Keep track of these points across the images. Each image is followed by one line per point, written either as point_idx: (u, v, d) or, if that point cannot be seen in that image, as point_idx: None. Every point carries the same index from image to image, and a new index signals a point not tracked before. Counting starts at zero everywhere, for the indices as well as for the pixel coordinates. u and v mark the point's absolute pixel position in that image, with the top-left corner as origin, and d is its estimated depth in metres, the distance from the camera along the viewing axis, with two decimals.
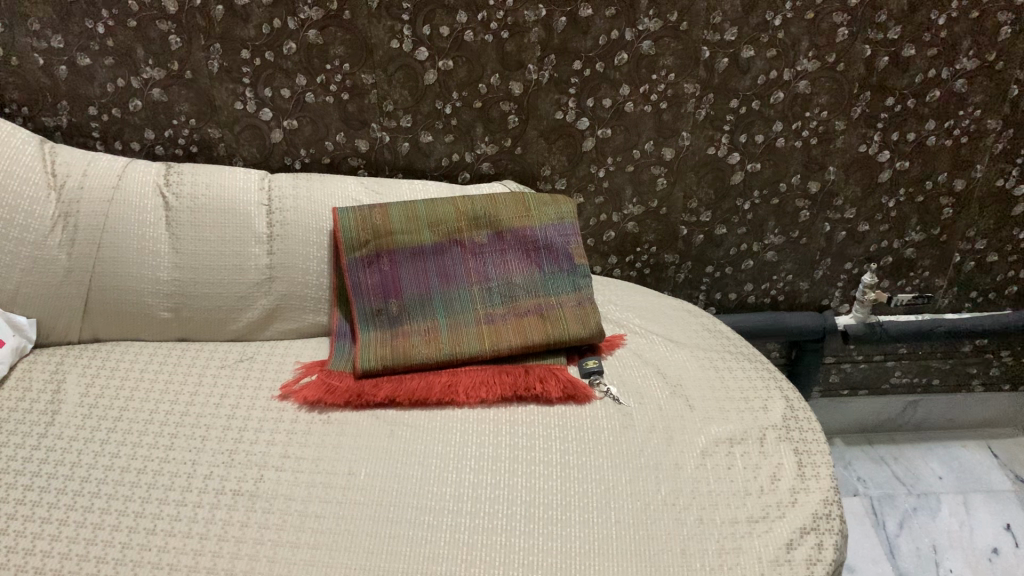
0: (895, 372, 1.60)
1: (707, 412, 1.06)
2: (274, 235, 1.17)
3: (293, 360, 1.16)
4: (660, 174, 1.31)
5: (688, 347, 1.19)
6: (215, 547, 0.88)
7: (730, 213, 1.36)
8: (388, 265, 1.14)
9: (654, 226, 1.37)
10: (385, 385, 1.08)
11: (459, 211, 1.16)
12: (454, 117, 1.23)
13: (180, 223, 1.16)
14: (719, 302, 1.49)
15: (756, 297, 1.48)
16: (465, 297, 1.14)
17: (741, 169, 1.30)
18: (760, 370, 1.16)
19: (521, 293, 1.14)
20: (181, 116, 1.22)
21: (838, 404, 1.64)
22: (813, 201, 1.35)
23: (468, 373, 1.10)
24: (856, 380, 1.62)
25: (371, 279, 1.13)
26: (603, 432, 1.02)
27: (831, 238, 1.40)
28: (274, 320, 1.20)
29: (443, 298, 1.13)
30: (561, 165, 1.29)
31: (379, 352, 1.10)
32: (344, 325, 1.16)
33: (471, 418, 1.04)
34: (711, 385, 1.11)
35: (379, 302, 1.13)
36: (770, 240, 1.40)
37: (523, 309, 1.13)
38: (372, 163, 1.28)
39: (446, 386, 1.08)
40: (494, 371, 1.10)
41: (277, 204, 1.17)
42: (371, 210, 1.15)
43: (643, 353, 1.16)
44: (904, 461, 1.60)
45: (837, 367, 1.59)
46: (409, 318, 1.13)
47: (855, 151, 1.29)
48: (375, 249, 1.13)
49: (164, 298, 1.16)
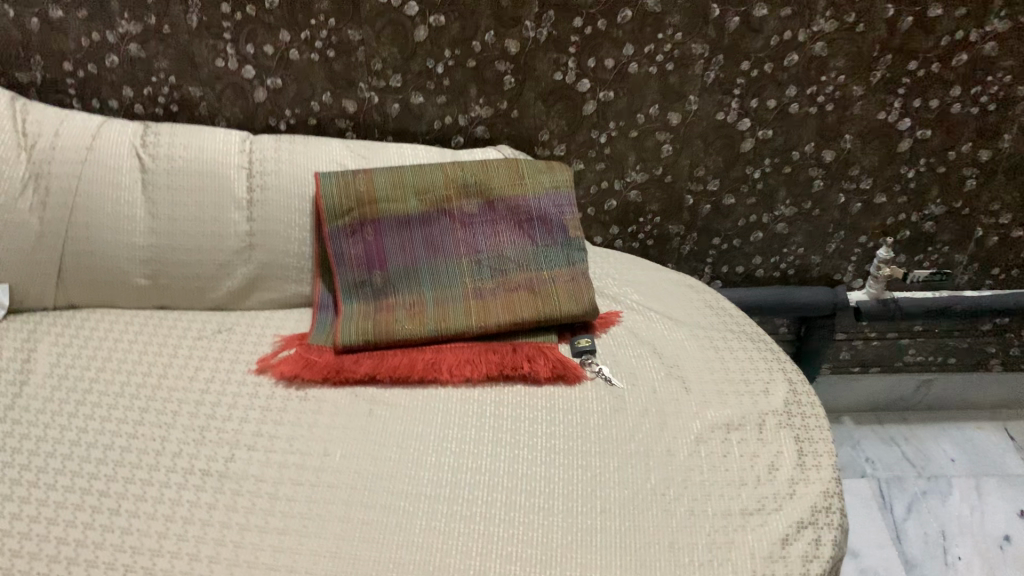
0: (909, 350, 1.50)
1: (704, 398, 1.01)
2: (254, 200, 1.11)
3: (273, 332, 1.10)
4: (665, 140, 1.24)
5: (688, 325, 1.12)
6: (180, 530, 0.84)
7: (739, 182, 1.29)
8: (372, 236, 1.07)
9: (659, 195, 1.30)
10: (366, 361, 1.02)
11: (447, 178, 1.09)
12: (446, 77, 1.16)
13: (156, 186, 1.11)
14: (726, 275, 1.41)
15: (765, 271, 1.40)
16: (453, 270, 1.08)
17: (751, 136, 1.23)
18: (764, 352, 1.10)
19: (512, 267, 1.08)
20: (160, 73, 1.16)
21: (849, 383, 1.55)
22: (827, 170, 1.27)
23: (452, 350, 1.04)
24: (869, 358, 1.51)
25: (354, 249, 1.07)
26: (592, 416, 0.97)
27: (846, 210, 1.32)
28: (254, 290, 1.14)
29: (430, 271, 1.08)
30: (560, 130, 1.22)
31: (360, 326, 1.03)
32: (327, 297, 1.10)
33: (455, 399, 0.98)
34: (710, 367, 1.05)
35: (364, 274, 1.07)
36: (781, 212, 1.32)
37: (514, 286, 1.07)
38: (361, 125, 1.22)
39: (430, 363, 1.01)
40: (480, 349, 1.04)
41: (259, 167, 1.12)
42: (356, 175, 1.08)
43: (640, 331, 1.09)
44: (916, 442, 1.53)
45: (848, 345, 1.49)
46: (395, 292, 1.07)
47: (873, 118, 1.21)
48: (360, 217, 1.07)
49: (140, 265, 1.12)
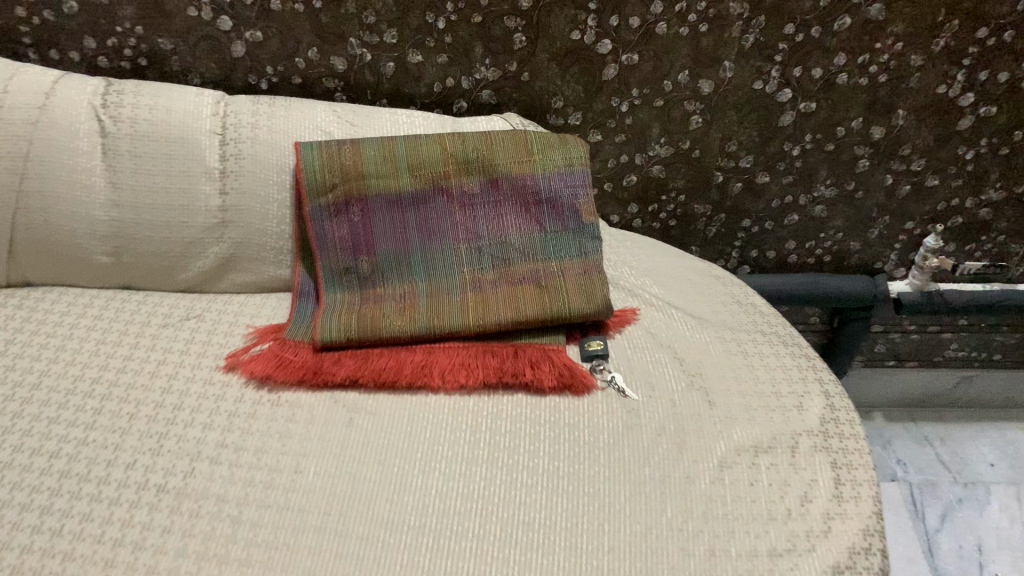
0: (950, 345, 1.37)
1: (730, 415, 0.89)
2: (227, 171, 0.98)
3: (247, 322, 0.98)
4: (694, 111, 1.10)
5: (713, 325, 0.99)
6: (129, 559, 0.72)
7: (775, 159, 1.15)
8: (359, 216, 0.95)
9: (684, 171, 1.16)
10: (347, 362, 0.89)
11: (446, 151, 0.96)
12: (448, 33, 1.02)
13: (118, 152, 0.97)
14: (755, 260, 1.28)
15: (798, 256, 1.27)
16: (450, 258, 0.96)
17: (792, 108, 1.09)
18: (798, 360, 0.97)
19: (516, 257, 0.95)
20: (125, 22, 1.02)
21: (882, 377, 1.43)
22: (875, 149, 1.13)
23: (445, 351, 0.91)
24: (906, 351, 1.38)
25: (339, 231, 0.95)
26: (602, 434, 0.85)
27: (892, 193, 1.18)
28: (228, 271, 1.02)
29: (424, 258, 0.96)
30: (576, 96, 1.08)
31: (341, 320, 0.91)
32: (307, 284, 0.98)
33: (446, 409, 0.86)
34: (737, 378, 0.93)
35: (349, 259, 0.95)
36: (820, 193, 1.18)
37: (517, 278, 0.94)
38: (352, 85, 1.08)
39: (419, 366, 0.89)
40: (477, 351, 0.91)
41: (233, 134, 0.98)
42: (341, 145, 0.95)
43: (659, 331, 0.97)
44: (952, 444, 1.41)
45: (884, 337, 1.36)
46: (383, 281, 0.96)
47: (932, 92, 1.07)
48: (344, 195, 0.94)
49: (100, 241, 0.99)
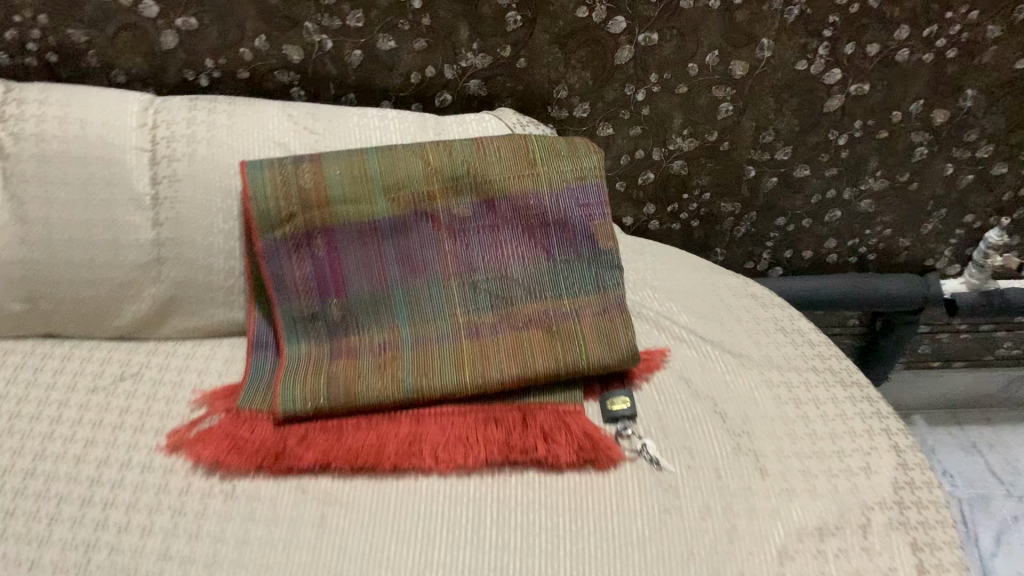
0: (1003, 344, 1.21)
1: (787, 485, 0.73)
2: (160, 197, 0.80)
3: (193, 383, 0.80)
4: (724, 98, 0.91)
5: (756, 364, 0.83)
6: None
7: (817, 149, 0.97)
8: (325, 250, 0.77)
9: (710, 166, 0.98)
10: (317, 442, 0.73)
11: (429, 167, 0.78)
12: (426, 14, 0.83)
13: (22, 178, 0.78)
14: (789, 261, 1.11)
15: (839, 256, 1.10)
16: (438, 298, 0.78)
17: (841, 92, 0.91)
18: (858, 405, 0.81)
19: (519, 294, 0.78)
20: (24, 9, 0.82)
21: (926, 378, 1.27)
22: (936, 135, 0.96)
23: (437, 421, 0.75)
24: (953, 352, 1.23)
25: (301, 270, 0.77)
26: (635, 522, 0.69)
27: (952, 184, 1.01)
28: (170, 316, 0.84)
29: (408, 299, 0.78)
30: (583, 85, 0.90)
31: (308, 384, 0.74)
32: (265, 332, 0.81)
33: (441, 498, 0.70)
34: (789, 434, 0.78)
35: (315, 303, 0.78)
36: (868, 185, 1.01)
37: (522, 321, 0.78)
38: (311, 79, 0.89)
39: (406, 443, 0.73)
40: (476, 417, 0.75)
41: (165, 149, 0.80)
42: (298, 164, 0.77)
43: (693, 378, 0.81)
44: (1003, 450, 1.27)
45: (930, 338, 1.20)
46: (358, 329, 0.78)
47: (1009, 69, 0.89)
48: (305, 226, 0.76)
49: (9, 286, 0.80)
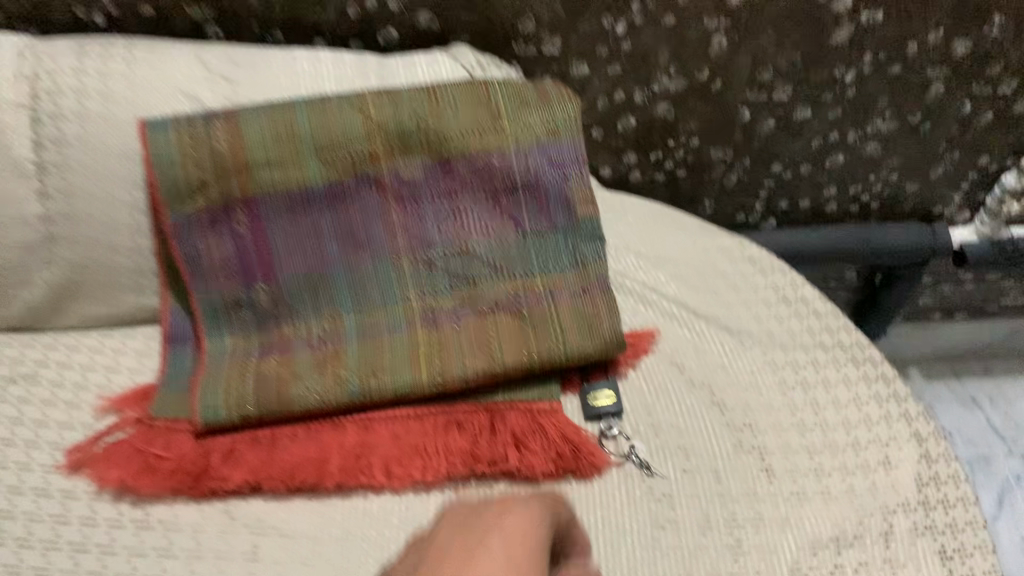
0: (1010, 294, 1.12)
1: (798, 487, 0.64)
2: (46, 164, 0.66)
3: (100, 384, 0.68)
4: (716, 29, 0.78)
5: (759, 344, 0.73)
6: None
7: (820, 88, 0.85)
8: (249, 225, 0.65)
9: (699, 108, 0.86)
10: (246, 459, 0.61)
11: (370, 122, 0.64)
12: None
13: None
14: (784, 212, 1.00)
15: (839, 205, 0.99)
16: (387, 279, 0.66)
17: (850, 21, 0.78)
18: (874, 387, 0.71)
19: (483, 273, 0.66)
20: None
21: (925, 331, 1.18)
22: (954, 69, 0.83)
23: (389, 427, 0.63)
24: (956, 303, 1.13)
25: (221, 249, 0.65)
26: (624, 548, 0.60)
27: (969, 124, 0.89)
28: (70, 303, 0.71)
29: (351, 282, 0.66)
30: (553, 16, 0.76)
31: (234, 386, 0.63)
32: (183, 323, 0.68)
33: (398, 523, 0.59)
34: (797, 426, 0.68)
35: (240, 288, 0.66)
36: (875, 127, 0.89)
37: (487, 306, 0.66)
38: (231, 14, 0.74)
39: (353, 456, 0.61)
40: (436, 420, 0.64)
41: (48, 106, 0.65)
42: (210, 123, 0.63)
43: (687, 362, 0.71)
44: (1004, 404, 1.18)
45: (933, 290, 1.10)
46: (292, 318, 0.66)
47: None
48: (223, 197, 0.64)
49: None
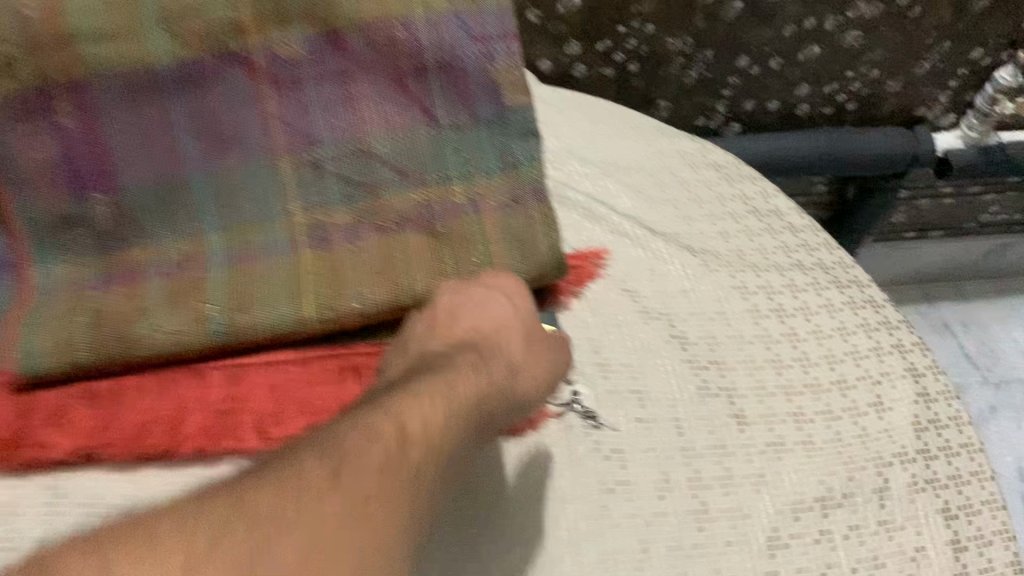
0: (990, 209, 1.01)
1: (776, 437, 0.53)
2: None
3: None
4: None
5: (726, 265, 0.61)
6: None
7: None
8: (76, 119, 0.50)
9: None
10: (76, 422, 0.47)
11: None
12: None
13: None
14: (750, 115, 0.87)
15: (811, 107, 0.86)
16: (264, 188, 0.52)
17: None
18: (860, 314, 0.60)
19: (385, 178, 0.52)
20: None
21: (897, 251, 1.08)
22: None
23: (265, 376, 0.49)
24: (932, 220, 1.03)
25: (38, 151, 0.50)
26: (562, 522, 0.47)
27: (963, 9, 0.77)
28: None
29: (216, 191, 0.52)
30: None
31: (60, 328, 0.48)
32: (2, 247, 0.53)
33: None
34: (774, 363, 0.56)
35: (69, 201, 0.51)
36: (857, 13, 0.76)
37: (392, 221, 0.52)
38: None
39: (217, 416, 0.48)
40: (326, 367, 0.50)
41: None
42: None
43: (641, 287, 0.58)
44: (977, 331, 1.10)
45: (909, 205, 0.99)
46: (141, 239, 0.51)
47: None
48: (38, 84, 0.49)
49: None
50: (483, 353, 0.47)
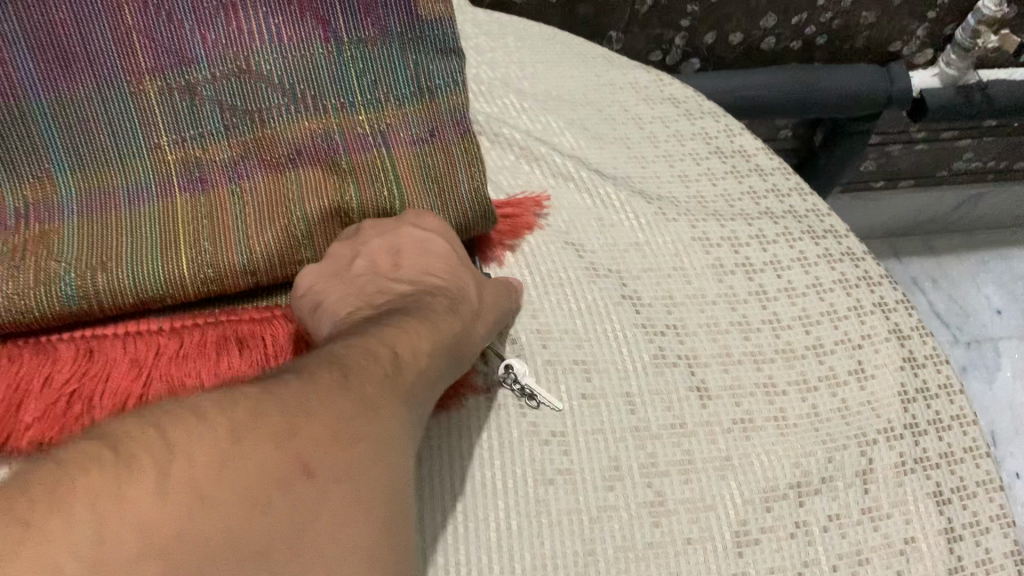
0: (965, 156, 0.95)
1: (743, 413, 0.45)
2: None
3: None
4: None
5: (685, 214, 0.52)
6: None
7: None
8: None
9: None
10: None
11: None
12: None
13: None
14: (710, 49, 0.78)
15: (778, 41, 0.78)
16: (124, 115, 0.42)
17: None
18: (838, 268, 0.52)
19: (275, 104, 0.43)
20: None
21: (864, 203, 1.01)
22: None
23: (125, 349, 0.40)
24: (903, 169, 0.96)
25: None
26: (484, 519, 0.39)
27: None
28: None
29: (61, 117, 0.41)
30: None
31: None
32: None
33: None
34: (741, 327, 0.48)
35: None
36: None
37: (282, 155, 0.43)
38: None
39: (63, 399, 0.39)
40: (203, 336, 0.40)
41: None
42: None
43: (588, 239, 0.50)
44: (948, 287, 1.04)
45: (880, 152, 0.92)
46: None
47: None
48: None
49: None
50: (445, 287, 0.38)
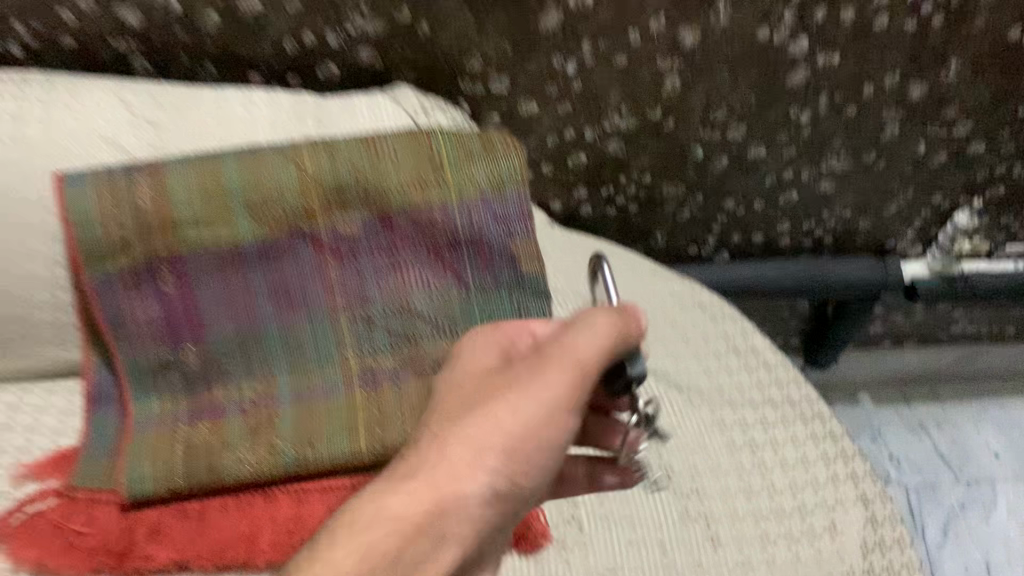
0: (959, 323, 1.12)
1: (744, 557, 0.63)
2: None
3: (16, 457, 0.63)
4: (670, 70, 0.76)
5: (707, 402, 0.71)
6: None
7: (776, 128, 0.83)
8: (175, 286, 0.62)
9: (651, 146, 0.84)
10: (171, 535, 0.59)
11: (304, 174, 0.61)
12: None
13: None
14: (738, 245, 0.98)
15: (793, 239, 0.98)
16: (324, 338, 0.63)
17: (806, 63, 0.76)
18: (821, 447, 0.70)
19: (423, 332, 0.64)
20: None
21: (876, 358, 1.18)
22: (910, 111, 0.81)
23: (323, 501, 0.60)
24: (906, 332, 1.14)
25: (144, 312, 0.62)
26: None
27: (922, 164, 0.88)
28: None
29: (285, 338, 0.63)
30: (499, 54, 0.73)
31: (161, 456, 0.60)
32: (108, 383, 0.64)
33: None
34: (745, 491, 0.66)
35: (167, 348, 0.62)
36: (829, 166, 0.88)
37: (428, 366, 0.63)
38: (158, 47, 0.69)
39: (283, 533, 0.59)
40: None
41: None
42: (130, 178, 0.60)
43: None
44: (951, 430, 1.20)
45: (884, 319, 1.10)
46: (224, 382, 0.63)
47: (999, 36, 0.74)
48: (147, 262, 0.61)
49: None
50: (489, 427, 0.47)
